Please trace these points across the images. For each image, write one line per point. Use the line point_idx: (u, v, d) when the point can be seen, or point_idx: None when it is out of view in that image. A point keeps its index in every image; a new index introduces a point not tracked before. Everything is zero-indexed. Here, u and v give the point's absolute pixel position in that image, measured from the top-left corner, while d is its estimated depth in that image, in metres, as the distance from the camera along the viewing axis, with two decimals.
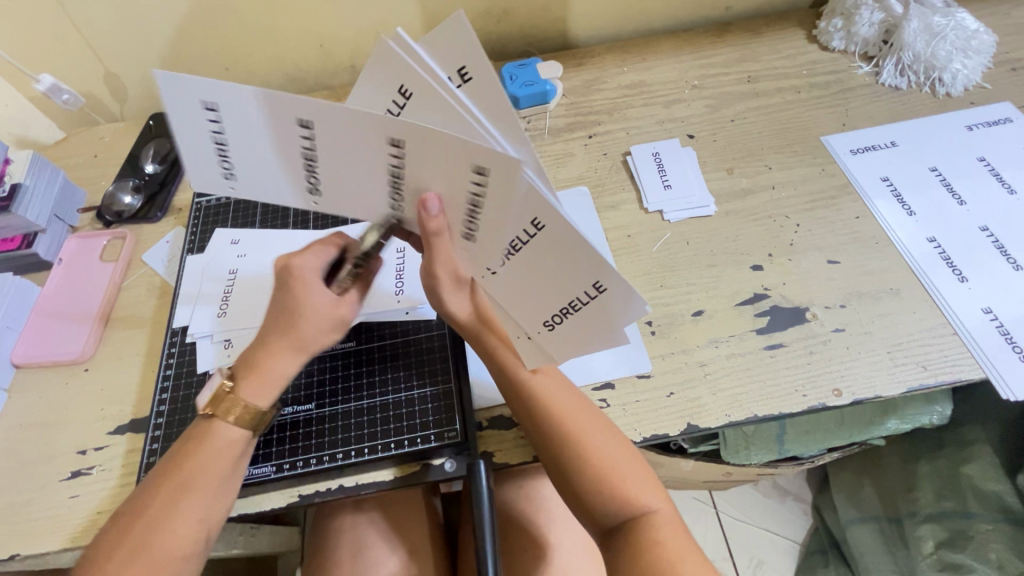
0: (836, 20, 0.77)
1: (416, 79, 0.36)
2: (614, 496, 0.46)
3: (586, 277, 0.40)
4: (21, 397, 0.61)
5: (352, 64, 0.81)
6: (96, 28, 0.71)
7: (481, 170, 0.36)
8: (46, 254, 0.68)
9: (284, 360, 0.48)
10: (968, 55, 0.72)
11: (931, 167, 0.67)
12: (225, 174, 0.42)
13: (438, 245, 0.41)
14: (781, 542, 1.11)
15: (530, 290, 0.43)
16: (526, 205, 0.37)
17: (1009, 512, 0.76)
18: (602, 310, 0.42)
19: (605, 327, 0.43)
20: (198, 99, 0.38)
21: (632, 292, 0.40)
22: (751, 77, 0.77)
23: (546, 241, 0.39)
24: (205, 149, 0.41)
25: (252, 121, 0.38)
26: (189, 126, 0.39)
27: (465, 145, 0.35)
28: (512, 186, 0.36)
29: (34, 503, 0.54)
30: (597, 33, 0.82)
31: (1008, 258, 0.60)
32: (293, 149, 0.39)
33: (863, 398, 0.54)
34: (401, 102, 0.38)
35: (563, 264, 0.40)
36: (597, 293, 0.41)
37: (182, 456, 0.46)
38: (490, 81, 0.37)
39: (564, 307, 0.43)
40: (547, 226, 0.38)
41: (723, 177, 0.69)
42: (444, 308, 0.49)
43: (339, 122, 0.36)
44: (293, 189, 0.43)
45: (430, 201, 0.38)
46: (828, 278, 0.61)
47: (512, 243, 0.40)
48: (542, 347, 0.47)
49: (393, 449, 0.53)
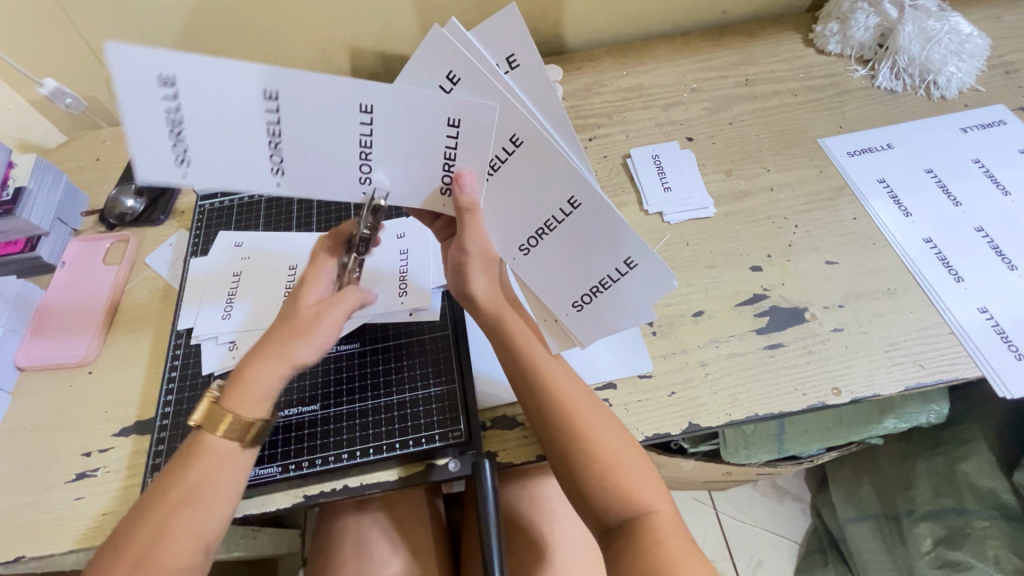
0: (832, 24, 0.78)
1: (471, 65, 0.37)
2: (618, 492, 0.46)
3: (616, 253, 0.43)
4: (25, 400, 0.61)
5: (353, 67, 0.82)
6: (99, 32, 0.71)
7: (516, 142, 0.39)
8: (49, 257, 0.68)
9: (266, 366, 0.47)
10: (962, 59, 0.73)
11: (927, 169, 0.68)
12: (177, 158, 0.35)
13: (468, 221, 0.41)
14: (780, 541, 1.12)
15: (558, 272, 0.45)
16: (566, 182, 0.40)
17: (1005, 509, 0.77)
18: (630, 286, 0.45)
19: (633, 304, 0.46)
20: (150, 71, 0.32)
21: (661, 267, 0.43)
22: (749, 80, 0.78)
23: (577, 220, 0.42)
24: (151, 129, 0.33)
25: (211, 95, 0.33)
26: (132, 100, 0.32)
27: (513, 118, 0.38)
28: (551, 161, 0.39)
29: (40, 504, 0.54)
30: (597, 36, 0.83)
31: (1003, 258, 0.61)
32: (256, 124, 0.35)
33: (862, 396, 0.55)
34: (450, 87, 0.38)
35: (592, 243, 0.43)
36: (627, 270, 0.44)
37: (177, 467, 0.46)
38: (539, 70, 0.40)
39: (593, 286, 0.46)
40: (583, 203, 0.41)
41: (722, 179, 0.70)
42: (464, 287, 0.49)
43: (402, 103, 0.36)
44: (256, 172, 0.37)
45: (466, 178, 0.39)
46: (826, 278, 0.62)
47: (548, 222, 0.42)
48: (570, 326, 0.48)
49: (399, 449, 0.54)
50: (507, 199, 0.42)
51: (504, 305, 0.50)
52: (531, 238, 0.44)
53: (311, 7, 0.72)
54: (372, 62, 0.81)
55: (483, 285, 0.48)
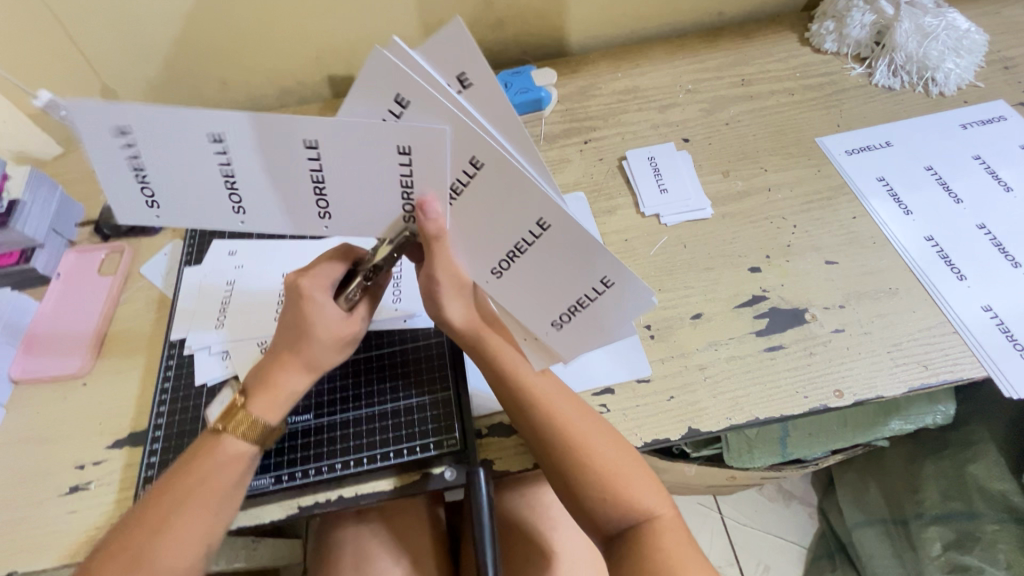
0: (828, 23, 0.77)
1: (417, 86, 0.35)
2: (616, 503, 0.46)
3: (592, 272, 0.41)
4: (19, 412, 0.60)
5: (348, 73, 0.81)
6: (93, 43, 0.72)
7: (476, 163, 0.37)
8: (44, 269, 0.68)
9: (298, 375, 0.49)
10: (960, 55, 0.73)
11: (926, 166, 0.67)
12: (148, 202, 0.40)
13: (438, 247, 0.41)
14: (787, 546, 1.10)
15: (533, 293, 0.44)
16: (532, 204, 0.38)
17: (1014, 511, 0.75)
18: (609, 304, 0.43)
19: (613, 321, 0.44)
20: (109, 125, 0.36)
21: (638, 285, 0.41)
22: (745, 81, 0.78)
23: (549, 241, 0.40)
24: (122, 176, 0.39)
25: (169, 144, 0.37)
26: (100, 148, 0.37)
27: (468, 139, 0.36)
28: (516, 184, 0.38)
29: (32, 518, 0.54)
30: (592, 39, 0.83)
31: (1007, 256, 0.60)
32: (210, 168, 0.38)
33: (864, 399, 0.54)
34: (399, 111, 0.37)
35: (568, 263, 0.41)
36: (604, 288, 0.42)
37: (189, 468, 0.46)
38: (494, 87, 0.38)
39: (571, 306, 0.44)
40: (552, 223, 0.39)
41: (719, 180, 0.69)
42: (440, 313, 0.48)
43: (348, 132, 0.36)
44: (218, 211, 0.40)
45: (430, 205, 0.39)
46: (826, 278, 0.61)
47: (517, 244, 0.41)
48: (550, 345, 0.47)
49: (394, 459, 0.53)
50: (475, 223, 0.41)
51: (482, 326, 0.49)
52: (503, 261, 0.42)
53: (305, 15, 0.73)
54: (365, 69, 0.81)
55: (459, 312, 0.48)
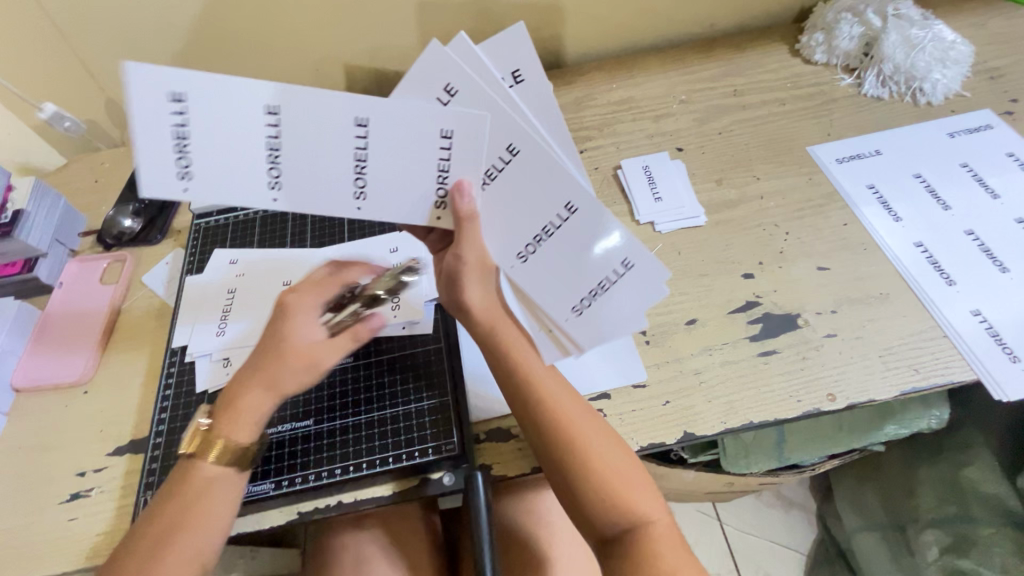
0: (817, 35, 0.79)
1: (469, 79, 0.40)
2: (613, 503, 0.46)
3: (614, 255, 0.44)
4: (20, 420, 0.61)
5: (347, 85, 0.83)
6: (98, 56, 0.73)
7: (513, 151, 0.41)
8: (47, 278, 0.69)
9: (259, 395, 0.48)
10: (947, 65, 0.74)
11: (915, 174, 0.69)
12: (179, 172, 0.39)
13: (468, 228, 0.43)
14: (786, 553, 1.10)
15: (554, 278, 0.45)
16: (563, 188, 0.42)
17: (1010, 515, 0.75)
18: (629, 287, 0.45)
19: (631, 304, 0.46)
20: (163, 88, 0.36)
21: (656, 265, 0.44)
22: (737, 91, 0.79)
23: (572, 225, 0.43)
24: (159, 144, 0.38)
25: (223, 114, 0.37)
26: (149, 112, 0.37)
27: (510, 126, 0.40)
28: (548, 170, 0.41)
29: (33, 525, 0.54)
30: (587, 51, 0.84)
31: (995, 261, 0.61)
32: (258, 141, 0.39)
33: (857, 402, 0.55)
34: (447, 99, 0.41)
35: (589, 247, 0.44)
36: (624, 271, 0.45)
37: (168, 497, 0.47)
38: (542, 88, 0.45)
39: (592, 289, 0.45)
40: (580, 207, 0.43)
41: (712, 188, 0.71)
42: (457, 296, 0.47)
43: (398, 113, 0.39)
44: (254, 184, 0.40)
45: (467, 186, 0.41)
46: (818, 284, 0.62)
47: (545, 227, 0.44)
48: (569, 336, 0.47)
49: (393, 464, 0.53)
50: (505, 206, 0.43)
51: (499, 315, 0.49)
52: (529, 245, 0.45)
53: (306, 29, 0.74)
54: (364, 81, 0.82)
55: (477, 296, 0.47)
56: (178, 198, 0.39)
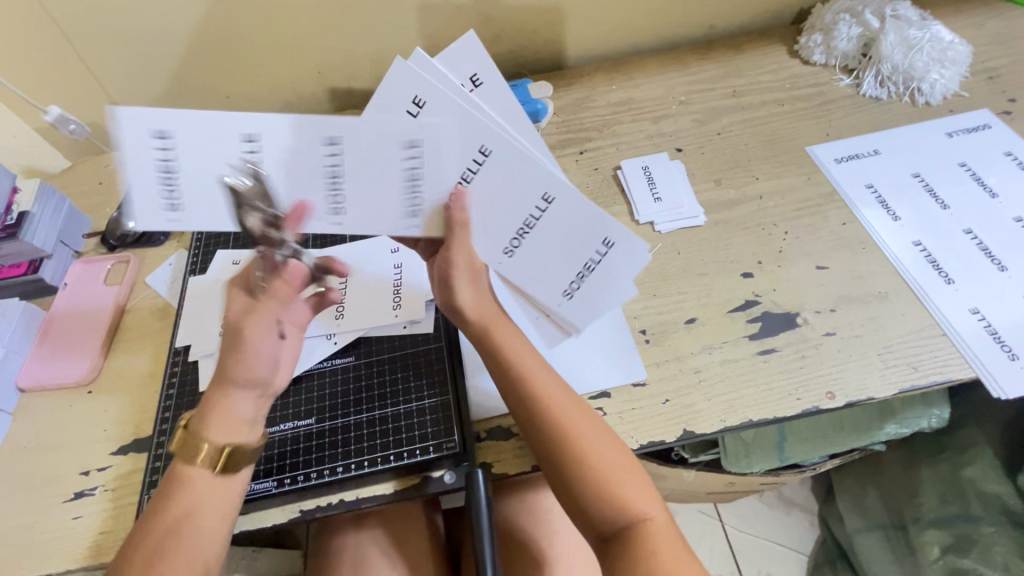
0: (815, 36, 0.79)
1: (434, 88, 0.42)
2: (610, 498, 0.46)
3: (595, 236, 0.49)
4: (25, 420, 0.61)
5: (349, 88, 0.83)
6: (102, 60, 0.74)
7: (485, 151, 0.44)
8: (51, 279, 0.69)
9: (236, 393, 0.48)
10: (945, 66, 0.75)
11: (914, 173, 0.69)
12: (165, 205, 0.41)
13: (458, 235, 0.46)
14: (787, 554, 1.10)
15: (543, 265, 0.50)
16: (541, 182, 0.46)
17: (1011, 514, 0.76)
18: (608, 266, 0.51)
19: (613, 280, 0.51)
20: (147, 127, 0.39)
21: (634, 242, 0.49)
22: (736, 92, 0.80)
23: (555, 212, 0.47)
24: (145, 181, 0.40)
25: (200, 144, 0.40)
26: (130, 152, 0.39)
27: (479, 131, 0.43)
28: (526, 165, 0.45)
29: (37, 524, 0.55)
30: (586, 53, 0.85)
31: (993, 260, 0.61)
32: (234, 166, 0.41)
33: (856, 400, 0.55)
34: (416, 110, 0.43)
35: (572, 232, 0.49)
36: (605, 250, 0.50)
37: (162, 505, 0.45)
38: (503, 87, 0.48)
39: (579, 271, 0.51)
40: (557, 197, 0.47)
41: (712, 188, 0.71)
42: (450, 298, 0.50)
43: (372, 130, 0.41)
44: (233, 212, 0.42)
45: (455, 194, 0.44)
46: (817, 282, 0.63)
47: (527, 220, 0.48)
48: (562, 316, 0.54)
49: (394, 462, 0.54)
50: (488, 206, 0.46)
51: (490, 315, 0.50)
52: (516, 238, 0.48)
53: (308, 32, 0.75)
54: (366, 83, 0.83)
55: (470, 296, 0.49)
56: (164, 229, 0.42)
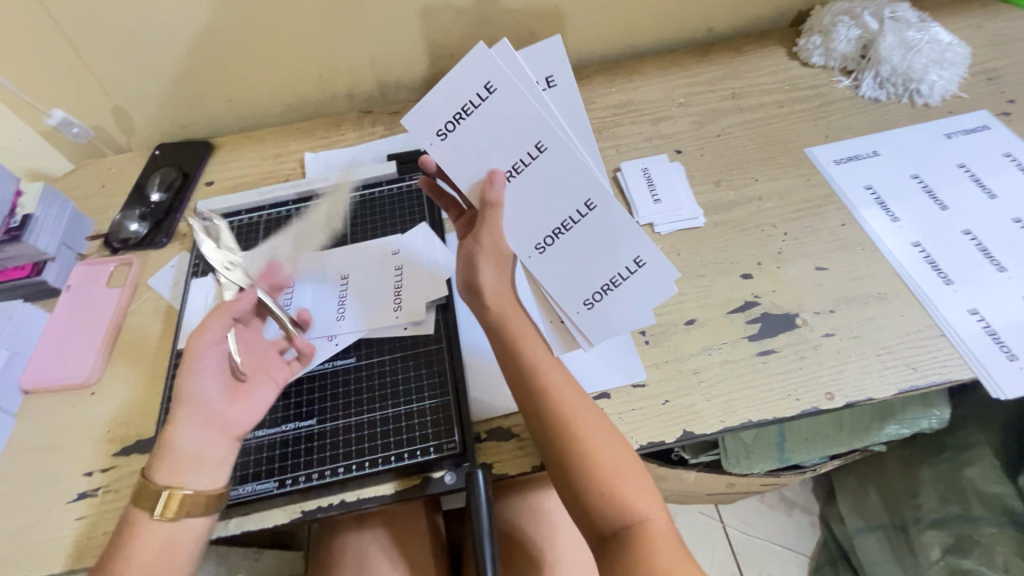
0: (814, 38, 0.80)
1: (508, 79, 0.42)
2: (612, 500, 0.47)
3: (627, 251, 0.47)
4: (28, 421, 0.62)
5: (350, 91, 0.84)
6: (106, 64, 0.75)
7: (540, 148, 0.44)
8: (55, 281, 0.70)
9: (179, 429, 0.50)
10: (944, 67, 0.75)
11: (913, 175, 0.69)
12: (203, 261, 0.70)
13: (490, 216, 0.46)
14: (789, 555, 1.10)
15: (570, 270, 0.48)
16: (582, 187, 0.44)
17: (1013, 514, 0.76)
18: (639, 285, 0.48)
19: (644, 300, 0.49)
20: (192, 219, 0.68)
21: (665, 267, 0.47)
22: (735, 94, 0.80)
23: (590, 222, 0.46)
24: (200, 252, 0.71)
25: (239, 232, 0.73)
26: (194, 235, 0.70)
27: (537, 125, 0.43)
28: (571, 167, 0.44)
29: (41, 525, 0.55)
30: (586, 55, 0.85)
31: (992, 260, 0.61)
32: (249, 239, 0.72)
33: (855, 401, 0.55)
34: (485, 95, 0.43)
35: (604, 244, 0.47)
36: (636, 268, 0.47)
37: (122, 545, 0.46)
38: (574, 95, 0.48)
39: (605, 284, 0.48)
40: (597, 206, 0.45)
41: (711, 190, 0.71)
42: (473, 279, 0.52)
43: (444, 102, 0.44)
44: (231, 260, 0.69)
45: (498, 176, 0.44)
46: (816, 283, 0.63)
47: (564, 222, 0.46)
48: (580, 326, 0.50)
49: (395, 462, 0.54)
50: (527, 201, 0.46)
51: (507, 306, 0.52)
52: (548, 237, 0.47)
53: (309, 36, 0.75)
54: (367, 87, 0.83)
55: (491, 282, 0.51)
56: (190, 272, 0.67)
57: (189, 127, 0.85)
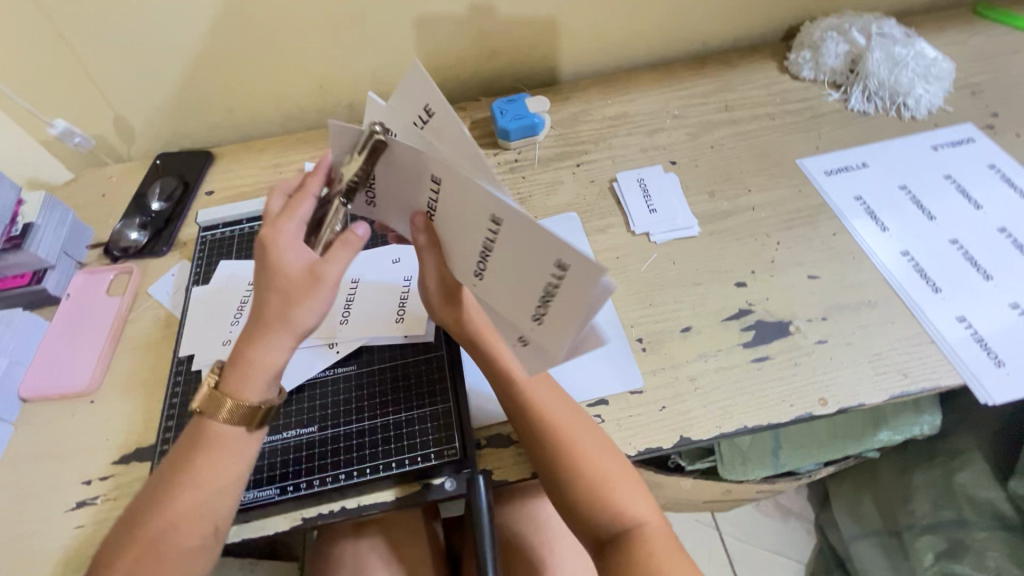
0: (804, 52, 0.82)
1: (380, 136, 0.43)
2: (604, 501, 0.48)
3: (546, 257, 0.38)
4: (26, 430, 0.62)
5: (350, 103, 0.85)
6: (109, 76, 0.76)
7: (434, 179, 0.41)
8: (55, 289, 0.70)
9: (269, 344, 0.45)
10: (929, 81, 0.77)
11: (901, 186, 0.71)
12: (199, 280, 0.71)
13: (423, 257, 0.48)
14: (785, 562, 1.10)
15: (512, 292, 0.43)
16: (480, 202, 0.39)
17: (1003, 519, 0.78)
18: (572, 297, 0.39)
19: (583, 317, 0.39)
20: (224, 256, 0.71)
21: (588, 264, 0.36)
22: (728, 106, 0.82)
23: (504, 236, 0.40)
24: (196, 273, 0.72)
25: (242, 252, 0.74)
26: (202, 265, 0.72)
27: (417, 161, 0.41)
28: (462, 186, 0.40)
29: (38, 533, 0.55)
30: (582, 69, 0.87)
31: (978, 269, 0.63)
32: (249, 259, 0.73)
33: (848, 406, 0.56)
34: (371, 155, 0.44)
35: (528, 257, 0.40)
36: (562, 275, 0.38)
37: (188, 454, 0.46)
38: (449, 115, 0.42)
39: (543, 299, 0.41)
40: (502, 218, 0.39)
41: (705, 200, 0.73)
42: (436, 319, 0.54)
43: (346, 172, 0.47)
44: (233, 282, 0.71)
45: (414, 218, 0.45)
46: (809, 291, 0.64)
47: (484, 246, 0.42)
48: (541, 347, 0.43)
49: (396, 469, 0.54)
50: (452, 227, 0.44)
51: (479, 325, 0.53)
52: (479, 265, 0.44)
53: (310, 47, 0.77)
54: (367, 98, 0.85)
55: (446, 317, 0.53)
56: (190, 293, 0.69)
57: (190, 138, 0.86)
